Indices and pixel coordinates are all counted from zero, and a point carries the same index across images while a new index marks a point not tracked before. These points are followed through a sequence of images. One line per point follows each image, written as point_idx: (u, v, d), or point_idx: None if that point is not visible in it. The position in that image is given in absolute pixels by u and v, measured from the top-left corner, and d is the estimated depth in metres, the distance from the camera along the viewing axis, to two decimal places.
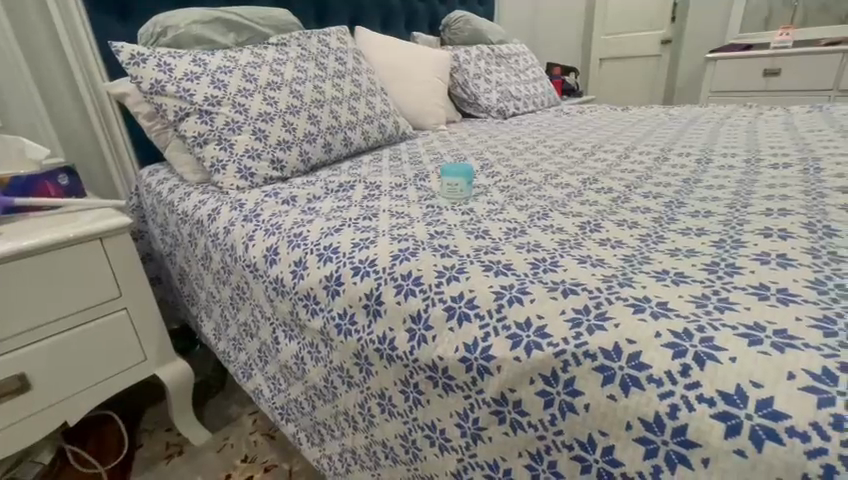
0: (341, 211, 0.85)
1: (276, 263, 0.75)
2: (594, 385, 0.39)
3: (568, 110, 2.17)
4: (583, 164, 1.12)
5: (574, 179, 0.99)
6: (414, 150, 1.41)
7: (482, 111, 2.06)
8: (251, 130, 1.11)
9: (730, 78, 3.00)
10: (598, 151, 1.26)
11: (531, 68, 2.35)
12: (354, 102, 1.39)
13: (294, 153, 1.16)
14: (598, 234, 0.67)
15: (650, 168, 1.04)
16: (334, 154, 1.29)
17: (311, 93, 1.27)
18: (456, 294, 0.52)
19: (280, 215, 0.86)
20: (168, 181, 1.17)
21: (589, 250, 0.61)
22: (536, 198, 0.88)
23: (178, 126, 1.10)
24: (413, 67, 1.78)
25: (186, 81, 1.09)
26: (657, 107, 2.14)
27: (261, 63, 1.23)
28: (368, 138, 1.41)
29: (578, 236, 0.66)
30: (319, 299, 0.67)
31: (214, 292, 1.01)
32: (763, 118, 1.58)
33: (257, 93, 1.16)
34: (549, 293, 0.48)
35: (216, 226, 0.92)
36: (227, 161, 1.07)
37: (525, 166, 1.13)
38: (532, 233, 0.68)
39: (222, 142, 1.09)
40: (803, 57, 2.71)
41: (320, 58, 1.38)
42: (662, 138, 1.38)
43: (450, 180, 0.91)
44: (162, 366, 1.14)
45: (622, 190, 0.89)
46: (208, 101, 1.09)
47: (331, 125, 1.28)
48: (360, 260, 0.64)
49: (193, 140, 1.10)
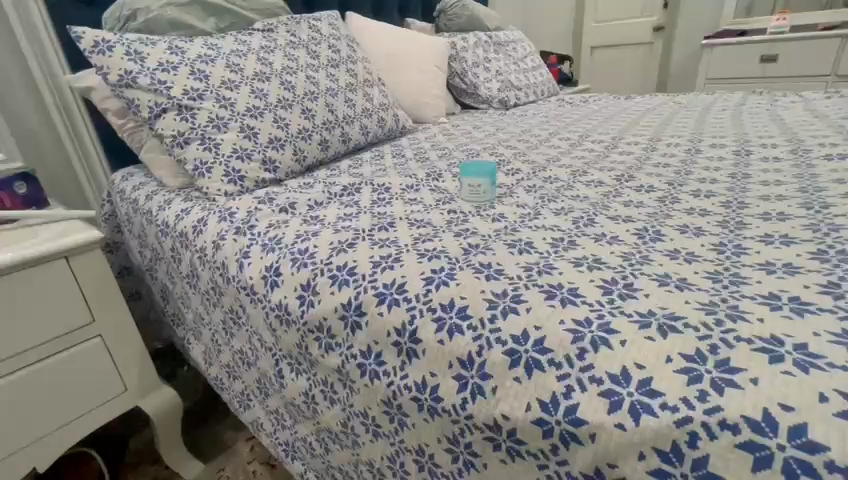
0: (349, 220, 0.73)
1: (278, 287, 0.64)
2: (740, 468, 0.30)
3: (570, 100, 2.07)
4: (608, 159, 1.02)
5: (605, 176, 0.89)
6: (418, 145, 1.30)
7: (482, 102, 1.95)
8: (239, 127, 0.98)
9: (726, 64, 2.94)
10: (619, 143, 1.16)
11: (529, 56, 2.25)
12: (351, 94, 1.26)
13: (289, 151, 1.04)
14: (662, 244, 0.57)
15: (684, 161, 0.95)
16: (332, 152, 1.16)
17: (304, 84, 1.15)
18: (518, 333, 0.42)
19: (279, 227, 0.73)
20: (145, 187, 1.03)
21: (660, 264, 0.51)
22: (570, 199, 0.78)
23: (154, 124, 0.96)
24: (410, 53, 1.66)
25: (161, 72, 0.95)
26: (660, 95, 2.06)
27: (248, 51, 1.10)
28: (367, 133, 1.29)
29: (641, 247, 0.56)
30: (335, 332, 0.55)
31: (203, 313, 0.89)
32: (778, 105, 1.50)
33: (245, 86, 1.03)
34: (642, 332, 0.38)
35: (203, 240, 0.79)
36: (213, 163, 0.94)
37: (546, 162, 1.03)
38: (584, 245, 0.58)
39: (206, 141, 0.95)
40: (801, 42, 2.66)
41: (311, 46, 1.25)
42: (683, 127, 1.30)
43: (470, 180, 0.81)
44: (147, 396, 1.01)
45: (665, 187, 0.80)
46: (188, 94, 0.95)
47: (327, 120, 1.16)
48: (385, 286, 0.53)
49: (172, 140, 0.95)
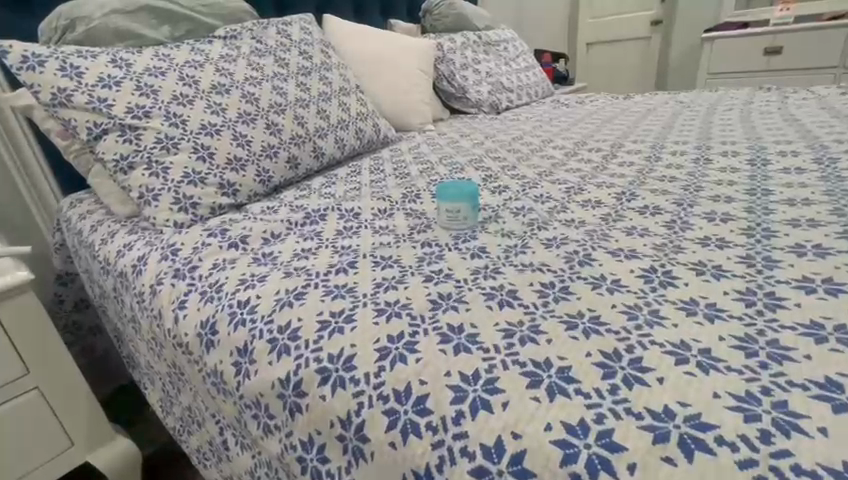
0: (305, 258, 0.63)
1: (214, 348, 0.53)
2: None
3: (566, 101, 1.96)
4: (606, 172, 0.91)
5: (604, 194, 0.79)
6: (399, 158, 1.20)
7: (472, 106, 1.84)
8: (192, 146, 0.87)
9: (727, 58, 2.83)
10: (618, 151, 1.05)
11: (522, 56, 2.14)
12: (324, 104, 1.16)
13: (251, 172, 0.93)
14: (674, 291, 0.46)
15: (693, 173, 0.84)
16: (302, 169, 1.06)
17: (270, 95, 1.04)
18: (490, 445, 0.33)
19: (223, 269, 0.63)
20: (91, 216, 0.93)
21: (674, 327, 0.40)
22: (563, 225, 0.68)
23: (95, 147, 0.86)
24: (393, 57, 1.56)
25: (101, 88, 0.85)
26: (661, 93, 1.95)
27: (205, 61, 1.00)
28: (344, 147, 1.18)
29: (648, 297, 0.46)
30: (273, 412, 0.45)
31: (151, 361, 0.78)
32: (789, 103, 1.39)
33: (199, 100, 0.93)
34: (660, 450, 0.30)
35: (141, 284, 0.69)
36: (160, 190, 0.83)
37: (537, 176, 0.92)
38: (578, 295, 0.48)
39: (153, 165, 0.85)
40: (806, 34, 2.56)
41: (279, 52, 1.15)
42: (688, 131, 1.19)
43: (447, 204, 0.70)
44: (100, 446, 0.92)
45: (673, 208, 0.69)
46: (132, 112, 0.85)
47: (296, 135, 1.05)
48: (330, 358, 0.42)
49: (115, 165, 0.85)
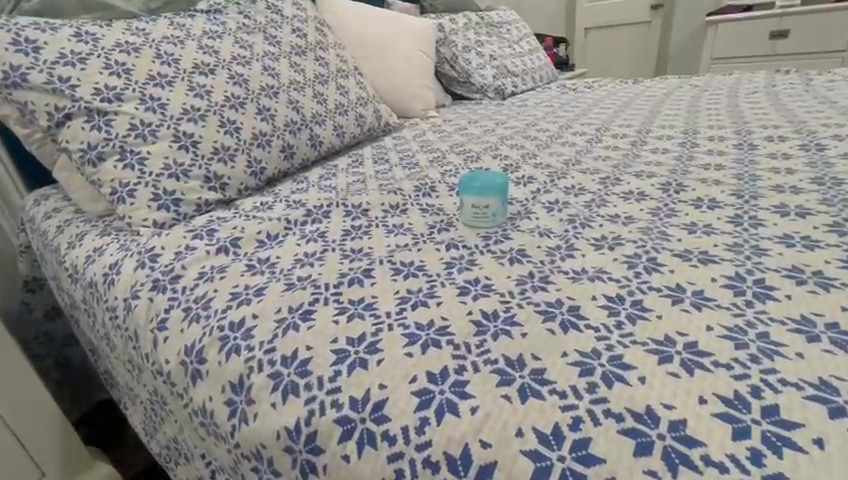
0: (310, 266, 0.53)
1: (201, 380, 0.43)
2: None
3: (573, 85, 1.87)
4: (640, 159, 0.82)
5: (646, 185, 0.69)
6: (405, 147, 1.09)
7: (476, 91, 1.73)
8: (172, 133, 0.76)
9: (732, 42, 2.75)
10: (647, 137, 0.96)
11: (525, 39, 2.04)
12: (321, 87, 1.05)
13: (241, 164, 0.82)
14: (775, 310, 0.37)
15: (741, 161, 0.75)
16: (299, 159, 0.95)
17: (261, 76, 0.93)
18: None
19: (211, 280, 0.52)
20: (57, 215, 0.81)
21: (796, 360, 0.32)
22: (609, 222, 0.58)
23: (58, 135, 0.74)
24: (394, 38, 1.44)
25: (63, 66, 0.73)
26: (672, 78, 1.87)
27: (185, 37, 0.88)
28: (343, 135, 1.08)
29: (747, 315, 0.37)
30: (279, 469, 0.35)
31: (130, 383, 0.68)
32: (815, 85, 1.32)
33: (180, 81, 0.81)
34: None
35: (114, 296, 0.58)
36: (136, 184, 0.72)
37: (564, 165, 0.83)
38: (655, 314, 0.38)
39: (126, 155, 0.73)
40: (813, 16, 2.49)
41: (270, 29, 1.04)
42: (717, 115, 1.10)
43: (471, 197, 0.61)
44: (76, 477, 0.81)
45: (733, 201, 0.60)
46: (100, 94, 0.74)
47: (291, 121, 0.94)
48: (352, 405, 0.33)
49: (81, 155, 0.74)
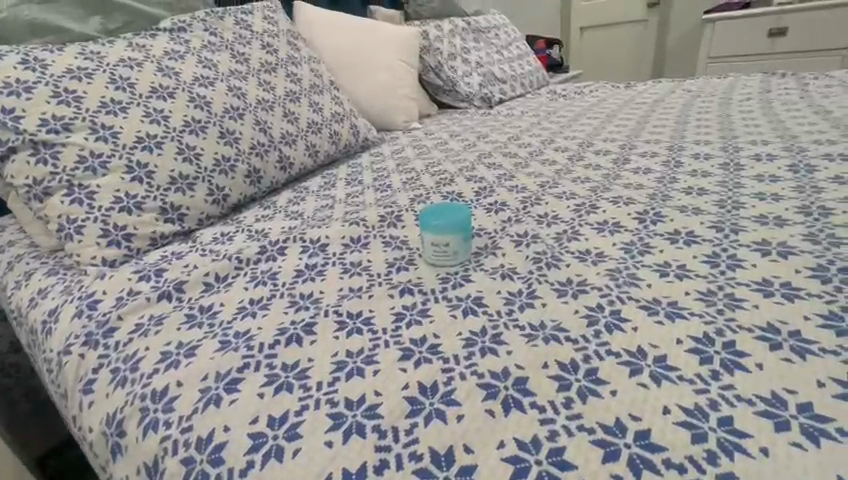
0: (251, 317, 0.49)
1: (120, 456, 0.40)
2: None
3: (563, 91, 1.82)
4: (620, 181, 0.78)
5: (622, 213, 0.65)
6: (381, 166, 1.06)
7: (462, 100, 1.69)
8: (125, 164, 0.73)
9: (729, 41, 2.70)
10: (630, 154, 0.92)
11: (514, 44, 2.00)
12: (291, 105, 1.02)
13: (201, 192, 0.79)
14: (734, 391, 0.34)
15: (725, 184, 0.71)
16: (267, 183, 0.92)
17: (225, 98, 0.90)
18: None
19: (144, 335, 0.49)
20: (8, 250, 0.77)
21: (751, 461, 0.29)
22: (577, 261, 0.54)
23: (3, 169, 0.71)
24: (374, 49, 1.41)
25: (7, 95, 0.70)
26: (665, 82, 1.82)
27: (143, 59, 0.85)
28: (317, 154, 1.04)
29: (698, 398, 0.34)
30: None
31: None
32: (811, 91, 1.27)
33: (135, 107, 0.78)
34: None
35: (49, 348, 0.55)
36: (83, 220, 0.68)
37: (539, 188, 0.79)
38: (603, 390, 0.35)
39: (74, 189, 0.70)
40: (812, 14, 2.44)
41: (237, 46, 1.01)
42: (706, 126, 1.06)
43: (431, 234, 0.56)
44: None
45: (712, 236, 0.56)
46: (46, 125, 0.71)
47: (258, 143, 0.91)
48: None
49: (28, 189, 0.70)
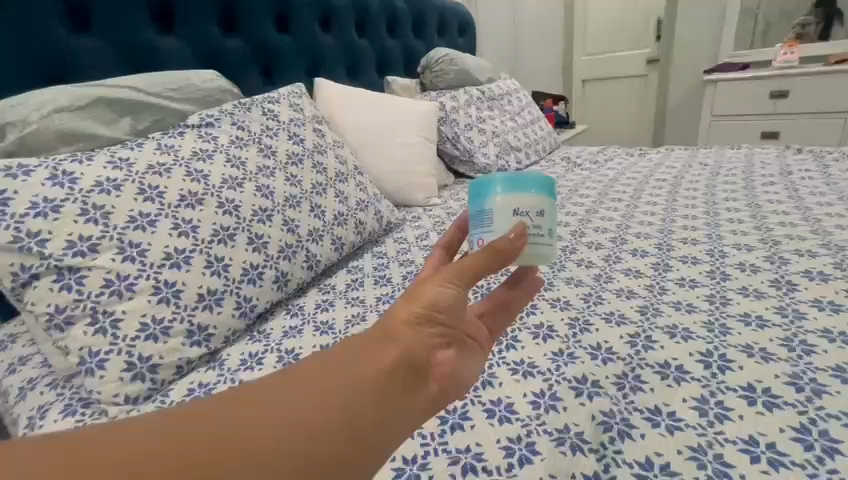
0: None
1: None
2: None
3: (577, 160, 1.83)
4: (667, 298, 0.75)
5: (682, 351, 0.61)
6: (407, 258, 1.03)
7: (478, 171, 1.69)
8: (152, 284, 0.69)
9: (732, 101, 2.76)
10: (669, 257, 0.89)
11: (526, 110, 2.03)
12: (318, 198, 1.00)
13: (229, 306, 0.75)
14: None
15: (783, 311, 0.68)
16: (293, 285, 0.88)
17: (254, 198, 0.87)
18: None
19: None
20: (21, 371, 0.73)
21: None
22: (650, 429, 0.50)
23: (24, 297, 0.68)
24: (392, 127, 1.41)
25: (34, 217, 0.68)
26: (679, 152, 1.83)
27: (173, 163, 0.83)
28: (343, 247, 1.01)
29: None
30: None
31: None
32: (835, 175, 1.27)
33: (164, 219, 0.75)
34: None
35: None
36: (107, 352, 0.64)
37: (582, 304, 0.76)
38: None
39: (99, 318, 0.66)
40: (813, 78, 2.50)
41: (265, 138, 1.00)
42: (737, 220, 1.05)
43: (526, 230, 0.49)
44: None
45: (793, 397, 0.52)
46: (73, 248, 0.67)
47: (286, 244, 0.88)
48: None
49: (47, 321, 0.66)
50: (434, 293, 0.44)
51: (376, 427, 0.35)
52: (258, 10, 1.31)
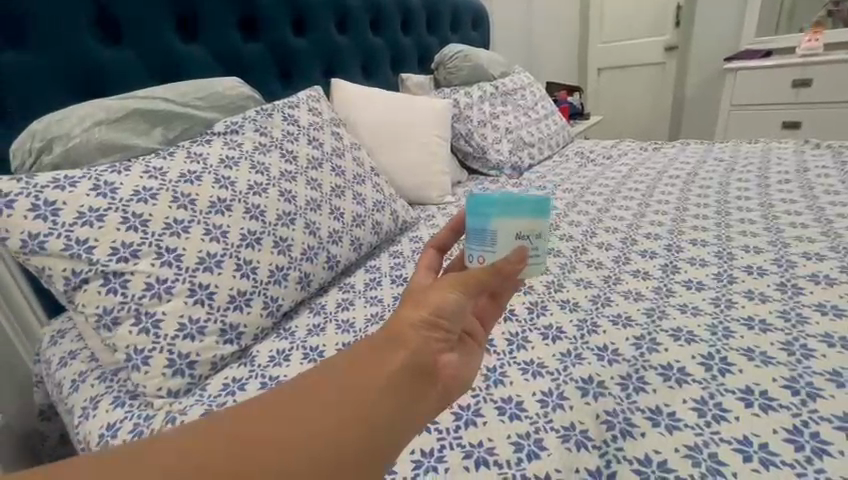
0: None
1: None
2: None
3: (590, 155, 1.84)
4: (673, 300, 0.78)
5: (685, 354, 0.65)
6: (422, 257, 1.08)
7: (491, 168, 1.71)
8: (188, 287, 0.75)
9: (752, 90, 2.70)
10: (678, 259, 0.91)
11: (540, 104, 2.03)
12: (337, 200, 1.04)
13: (257, 307, 0.81)
14: None
15: (786, 315, 0.70)
16: (315, 285, 0.93)
17: (277, 203, 0.92)
18: None
19: None
20: (73, 364, 0.81)
21: None
22: (650, 428, 0.54)
23: (75, 299, 0.74)
24: (408, 127, 1.44)
25: (82, 226, 0.74)
26: (695, 146, 1.82)
27: (202, 170, 0.87)
28: (360, 247, 1.06)
29: None
30: None
31: None
32: None
33: (197, 225, 0.80)
34: None
35: None
36: (151, 350, 0.71)
37: (591, 306, 0.79)
38: None
39: (142, 318, 0.72)
40: (838, 66, 2.43)
41: (286, 143, 1.04)
42: (748, 220, 1.06)
43: (528, 254, 0.55)
44: None
45: (788, 400, 0.55)
46: (116, 254, 0.73)
47: (308, 246, 0.93)
48: None
49: (96, 320, 0.73)
50: (436, 301, 0.47)
51: (389, 429, 0.39)
52: (276, 15, 1.35)
